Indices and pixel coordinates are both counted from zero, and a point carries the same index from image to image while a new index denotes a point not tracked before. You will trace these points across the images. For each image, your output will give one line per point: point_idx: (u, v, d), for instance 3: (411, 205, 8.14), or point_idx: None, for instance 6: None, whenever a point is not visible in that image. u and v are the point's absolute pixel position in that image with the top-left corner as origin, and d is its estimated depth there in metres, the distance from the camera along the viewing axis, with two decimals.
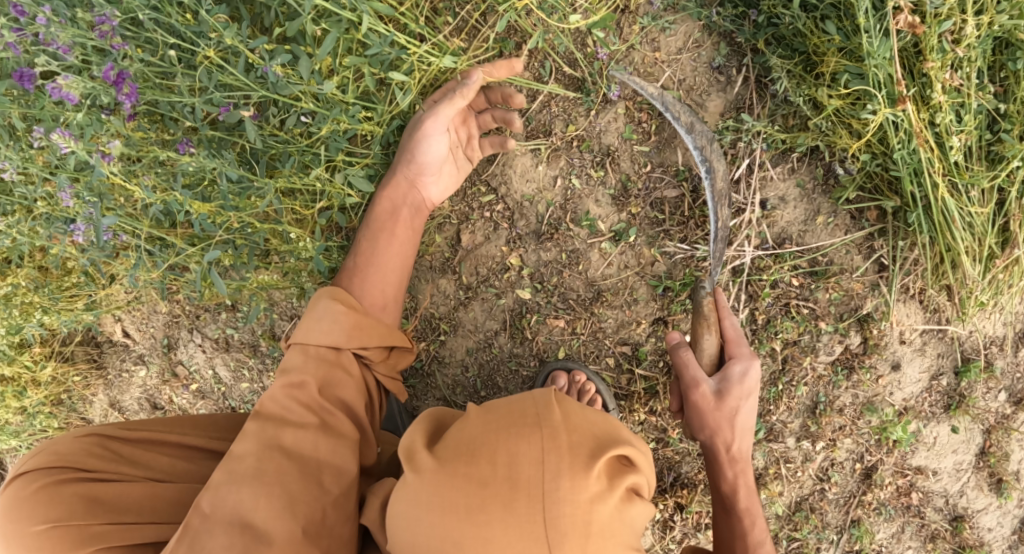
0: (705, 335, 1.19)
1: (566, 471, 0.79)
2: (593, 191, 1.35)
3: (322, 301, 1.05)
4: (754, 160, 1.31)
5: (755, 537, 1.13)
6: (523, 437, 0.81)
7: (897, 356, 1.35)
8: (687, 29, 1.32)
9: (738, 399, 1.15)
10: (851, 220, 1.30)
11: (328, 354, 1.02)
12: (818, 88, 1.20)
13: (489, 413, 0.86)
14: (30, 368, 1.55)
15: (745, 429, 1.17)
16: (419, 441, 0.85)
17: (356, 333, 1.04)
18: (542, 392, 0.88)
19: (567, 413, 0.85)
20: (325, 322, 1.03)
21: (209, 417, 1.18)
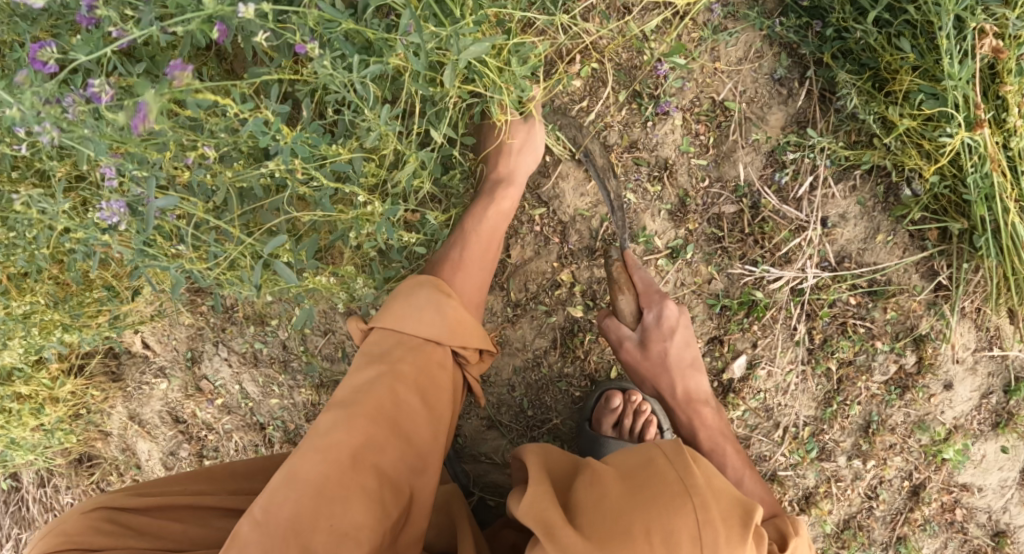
0: (620, 297, 1.21)
1: (723, 542, 0.79)
2: (650, 206, 1.30)
3: (423, 293, 1.05)
4: (816, 177, 1.28)
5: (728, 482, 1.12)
6: (672, 513, 0.80)
7: (950, 375, 1.34)
8: (748, 38, 1.28)
9: (661, 339, 1.18)
10: (910, 238, 1.28)
11: (425, 343, 1.03)
12: (890, 107, 1.17)
13: (629, 481, 0.84)
14: (47, 386, 1.48)
15: (684, 362, 1.19)
16: (557, 516, 0.82)
17: (457, 330, 1.05)
18: (673, 454, 0.87)
19: (707, 477, 0.84)
20: (425, 313, 1.04)
21: (225, 465, 1.13)
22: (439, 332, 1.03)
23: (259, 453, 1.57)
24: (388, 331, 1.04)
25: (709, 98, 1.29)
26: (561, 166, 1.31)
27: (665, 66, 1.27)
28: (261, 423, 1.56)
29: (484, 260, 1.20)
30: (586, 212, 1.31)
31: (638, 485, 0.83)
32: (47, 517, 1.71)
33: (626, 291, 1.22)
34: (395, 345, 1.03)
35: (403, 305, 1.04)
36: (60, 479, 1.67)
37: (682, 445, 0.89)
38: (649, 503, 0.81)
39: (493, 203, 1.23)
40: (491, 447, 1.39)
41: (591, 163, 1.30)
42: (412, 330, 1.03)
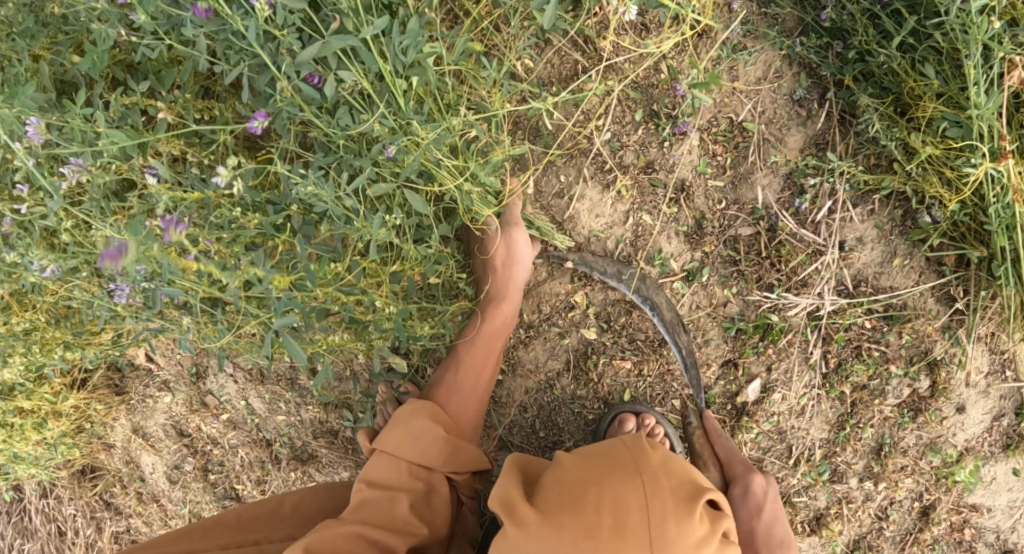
0: (705, 467, 1.22)
1: (670, 514, 0.81)
2: (665, 228, 1.29)
3: (420, 419, 1.14)
4: (835, 201, 1.26)
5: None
6: (621, 485, 0.83)
7: (962, 399, 1.33)
8: (767, 58, 1.26)
9: (744, 489, 1.18)
10: (927, 263, 1.26)
11: (421, 470, 1.12)
12: (912, 133, 1.16)
13: (586, 462, 0.88)
14: (50, 400, 1.46)
15: (768, 506, 1.17)
16: (517, 495, 0.85)
17: (451, 457, 1.13)
18: (630, 441, 0.91)
19: (661, 459, 0.87)
20: (422, 440, 1.12)
21: (218, 520, 1.22)
22: (434, 460, 1.12)
23: (265, 470, 1.55)
24: (386, 459, 1.12)
25: (727, 118, 1.27)
26: (576, 186, 1.29)
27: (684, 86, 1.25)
28: (267, 439, 1.54)
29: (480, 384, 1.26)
30: (602, 233, 1.29)
31: (594, 464, 0.87)
32: (50, 527, 1.70)
33: (711, 463, 1.22)
34: (392, 470, 1.11)
35: (400, 431, 1.13)
36: (63, 490, 1.67)
37: (640, 436, 0.92)
38: (601, 478, 0.84)
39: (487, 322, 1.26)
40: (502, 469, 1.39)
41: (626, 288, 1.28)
42: (410, 458, 1.11)
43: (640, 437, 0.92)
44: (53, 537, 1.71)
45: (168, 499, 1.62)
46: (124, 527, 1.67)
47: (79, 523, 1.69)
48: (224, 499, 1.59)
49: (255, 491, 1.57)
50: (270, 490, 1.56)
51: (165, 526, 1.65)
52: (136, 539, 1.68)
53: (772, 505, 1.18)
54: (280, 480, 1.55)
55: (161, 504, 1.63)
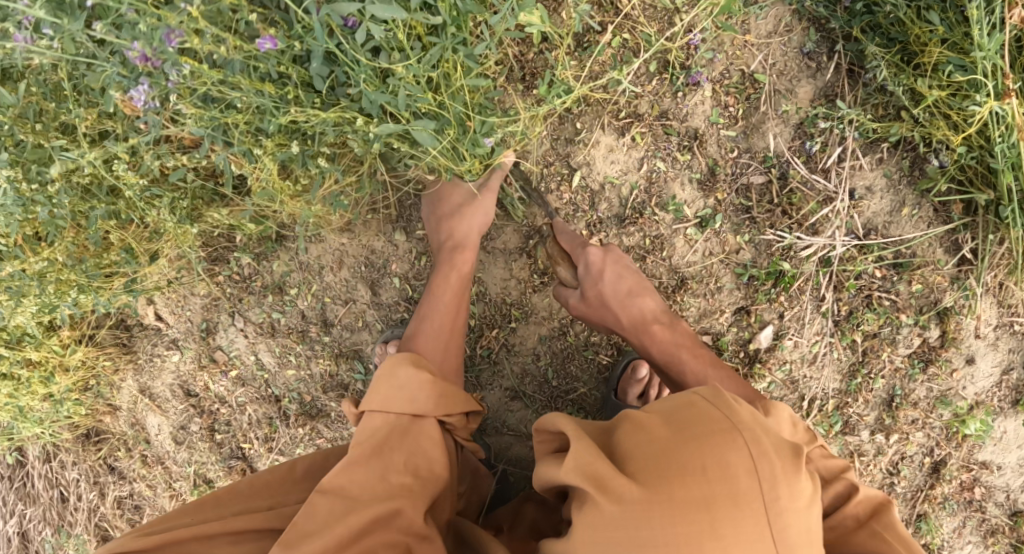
0: (559, 266, 1.24)
1: (781, 475, 0.76)
2: (679, 175, 1.31)
3: (403, 369, 1.09)
4: (845, 149, 1.29)
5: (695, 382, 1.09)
6: (723, 450, 0.76)
7: (972, 350, 1.34)
8: (777, 13, 1.29)
9: (605, 273, 1.18)
10: (935, 213, 1.29)
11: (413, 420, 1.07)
12: (919, 79, 1.19)
13: (672, 422, 0.80)
14: (58, 353, 1.44)
15: (642, 286, 1.18)
16: (605, 468, 0.78)
17: (442, 401, 1.09)
18: (711, 396, 0.83)
19: (752, 410, 0.81)
20: (408, 390, 1.08)
21: (229, 488, 1.15)
22: (424, 406, 1.07)
23: (273, 426, 1.54)
24: (377, 415, 1.07)
25: (739, 70, 1.31)
26: (591, 134, 1.32)
27: (702, 75, 1.29)
28: (276, 395, 1.53)
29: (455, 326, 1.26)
30: (616, 179, 1.32)
31: (681, 425, 0.80)
32: (53, 493, 1.68)
33: (562, 261, 1.24)
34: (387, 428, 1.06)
35: (387, 386, 1.09)
36: (67, 454, 1.64)
37: (719, 388, 0.85)
38: (698, 441, 0.77)
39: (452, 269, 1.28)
40: (516, 418, 1.39)
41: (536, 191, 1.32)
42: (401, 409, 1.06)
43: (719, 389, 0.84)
44: (55, 503, 1.69)
45: (172, 461, 1.60)
46: (127, 491, 1.64)
47: (82, 488, 1.66)
48: (231, 458, 1.57)
49: (262, 449, 1.55)
50: (277, 448, 1.55)
51: (168, 489, 1.61)
52: (139, 504, 1.65)
53: (614, 268, 1.18)
54: (288, 438, 1.54)
55: (166, 467, 1.61)
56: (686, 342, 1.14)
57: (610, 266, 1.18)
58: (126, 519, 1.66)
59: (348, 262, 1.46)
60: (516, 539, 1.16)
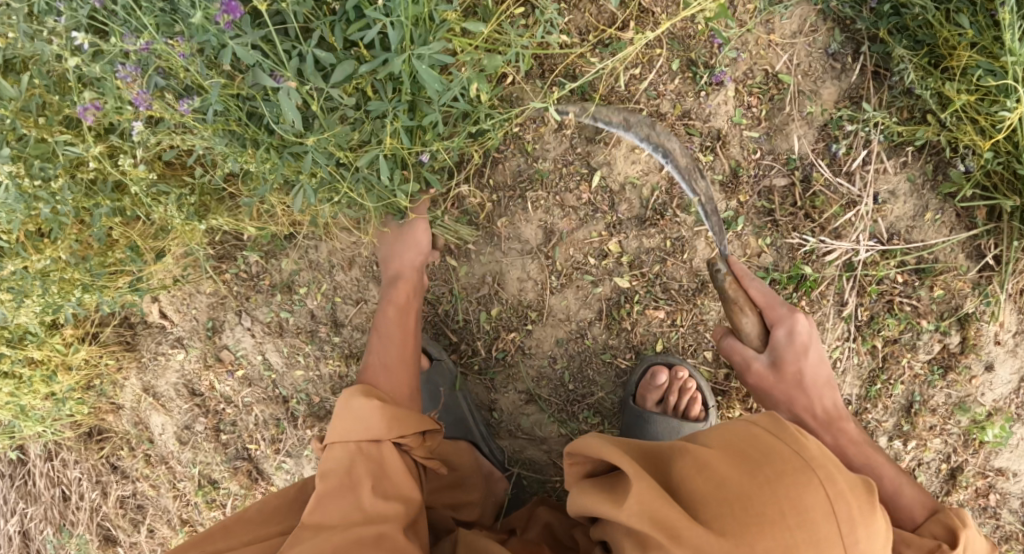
0: (744, 315, 1.17)
1: (858, 515, 0.76)
2: (701, 175, 1.29)
3: (353, 399, 1.09)
4: (870, 152, 1.28)
5: (887, 490, 1.06)
6: (800, 492, 0.76)
7: (991, 357, 1.32)
8: (803, 12, 1.27)
9: (796, 361, 1.15)
10: (957, 218, 1.28)
11: (370, 449, 1.06)
12: (947, 83, 1.18)
13: (742, 461, 0.80)
14: (61, 352, 1.40)
15: (823, 379, 1.16)
16: (676, 513, 0.78)
17: (395, 423, 1.08)
18: (774, 427, 0.83)
19: (820, 445, 0.81)
20: (359, 420, 1.07)
21: (237, 514, 1.12)
22: (377, 432, 1.07)
23: (280, 427, 1.51)
24: (336, 446, 1.07)
25: (763, 70, 1.28)
26: (611, 133, 1.29)
27: (726, 74, 1.26)
28: (284, 396, 1.50)
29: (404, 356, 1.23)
30: (637, 179, 1.30)
31: (752, 463, 0.79)
32: (55, 492, 1.64)
33: (748, 310, 1.18)
34: (348, 456, 1.06)
35: (341, 418, 1.08)
36: (69, 453, 1.60)
37: (777, 416, 0.85)
38: (774, 484, 0.77)
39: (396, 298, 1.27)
40: (531, 422, 1.37)
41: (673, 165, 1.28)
42: (356, 439, 1.07)
43: (779, 417, 0.85)
44: (57, 502, 1.65)
45: (177, 461, 1.56)
46: (130, 491, 1.61)
47: (84, 487, 1.62)
48: (237, 459, 1.54)
49: (269, 450, 1.52)
50: (285, 449, 1.52)
51: (172, 489, 1.58)
52: (142, 504, 1.61)
53: (816, 343, 1.16)
54: (296, 439, 1.51)
55: (170, 467, 1.57)
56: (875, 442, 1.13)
57: (815, 344, 1.16)
58: (129, 519, 1.62)
59: (359, 261, 1.43)
60: (528, 542, 1.15)
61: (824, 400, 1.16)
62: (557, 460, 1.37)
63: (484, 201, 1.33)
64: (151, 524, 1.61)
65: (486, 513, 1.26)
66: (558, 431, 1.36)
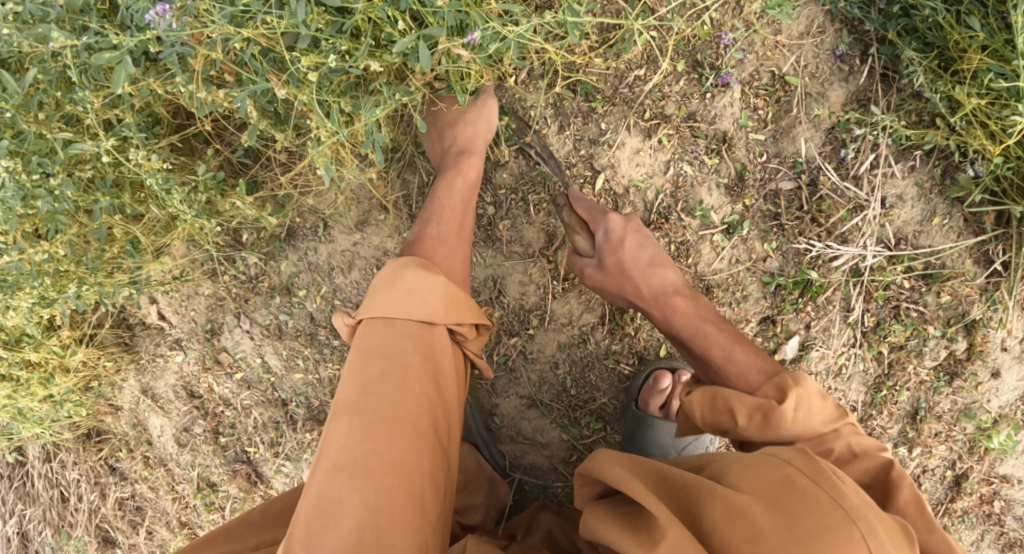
0: (577, 236, 1.18)
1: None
2: (706, 179, 1.27)
3: (409, 274, 1.00)
4: (877, 156, 1.26)
5: (718, 360, 1.03)
6: (841, 545, 0.72)
7: (998, 363, 1.31)
8: (810, 13, 1.25)
9: (619, 250, 1.12)
10: (965, 223, 1.26)
11: (421, 329, 0.97)
12: (957, 86, 1.15)
13: (779, 510, 0.75)
14: (58, 354, 1.38)
15: (659, 255, 1.13)
16: None
17: (452, 307, 1.00)
18: (810, 470, 0.79)
19: (860, 493, 0.77)
20: (414, 296, 0.98)
21: (239, 518, 1.10)
22: (433, 313, 0.98)
23: (280, 431, 1.50)
24: (379, 321, 0.98)
25: (770, 72, 1.26)
26: (615, 135, 1.28)
27: (732, 75, 1.24)
28: (283, 399, 1.48)
29: (462, 234, 1.18)
30: (642, 182, 1.28)
31: (790, 513, 0.75)
32: (53, 493, 1.63)
33: (579, 231, 1.19)
34: (393, 335, 0.97)
35: (391, 291, 0.99)
36: (67, 454, 1.59)
37: (812, 457, 0.81)
38: (815, 537, 0.73)
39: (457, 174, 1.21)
40: (532, 427, 1.35)
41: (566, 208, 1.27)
42: (408, 314, 0.97)
43: (815, 460, 0.80)
44: (55, 503, 1.63)
45: (176, 463, 1.55)
46: (129, 493, 1.59)
47: (82, 488, 1.61)
48: (235, 462, 1.52)
49: (268, 453, 1.51)
50: (284, 452, 1.50)
51: (171, 491, 1.56)
52: (140, 506, 1.60)
53: (635, 237, 1.12)
54: (295, 442, 1.50)
55: (169, 469, 1.56)
56: (710, 316, 1.09)
57: (632, 235, 1.12)
58: (128, 521, 1.61)
59: (359, 264, 1.41)
60: (530, 546, 1.13)
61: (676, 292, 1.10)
62: (559, 466, 1.36)
63: (486, 202, 1.31)
64: (150, 526, 1.60)
65: (489, 517, 1.24)
66: (560, 436, 1.35)
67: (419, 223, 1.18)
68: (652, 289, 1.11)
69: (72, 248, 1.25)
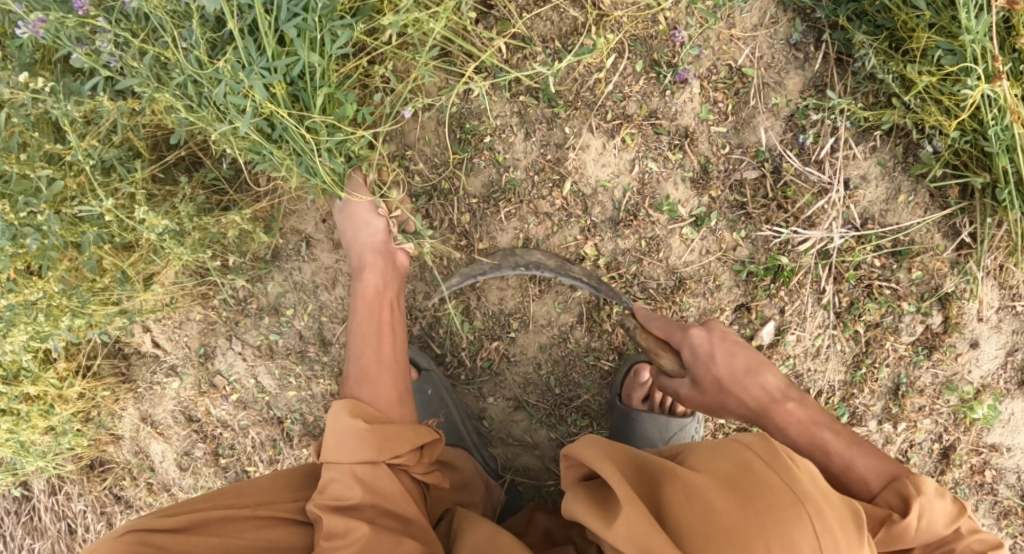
0: (660, 356, 1.13)
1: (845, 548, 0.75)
2: (671, 174, 1.30)
3: (341, 419, 1.05)
4: (837, 139, 1.28)
5: (837, 465, 0.98)
6: (788, 525, 0.75)
7: (975, 334, 1.33)
8: (762, 5, 1.28)
9: (704, 366, 1.09)
10: (931, 198, 1.28)
11: (364, 471, 1.02)
12: (908, 65, 1.18)
13: (733, 491, 0.79)
14: (56, 386, 1.42)
15: (754, 363, 1.08)
16: (662, 542, 0.78)
17: (385, 444, 1.04)
18: (768, 453, 0.82)
19: (811, 477, 0.79)
20: (349, 440, 1.03)
21: (251, 481, 1.09)
22: (369, 454, 1.03)
23: (277, 448, 1.53)
24: (330, 470, 1.03)
25: (726, 65, 1.29)
26: (579, 139, 1.31)
27: (689, 72, 1.27)
28: (279, 417, 1.52)
29: (385, 348, 1.16)
30: (608, 182, 1.31)
31: (741, 492, 0.79)
32: (61, 526, 1.66)
33: (661, 350, 1.14)
34: (340, 482, 1.02)
35: (330, 441, 1.04)
36: (72, 486, 1.63)
37: (771, 440, 0.84)
38: (763, 517, 0.75)
39: (366, 295, 1.21)
40: (520, 428, 1.38)
41: (542, 271, 1.29)
42: (348, 460, 1.03)
43: (775, 444, 0.83)
44: (63, 535, 1.67)
45: (178, 487, 1.59)
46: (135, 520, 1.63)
47: (89, 519, 1.65)
48: (236, 482, 1.56)
49: (267, 472, 1.54)
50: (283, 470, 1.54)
51: None
52: None
53: (723, 347, 1.09)
54: (293, 458, 1.53)
55: (172, 493, 1.59)
56: (821, 418, 1.04)
57: (721, 346, 1.08)
58: None
59: (343, 280, 1.45)
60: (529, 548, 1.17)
61: (729, 397, 1.07)
62: (551, 464, 1.38)
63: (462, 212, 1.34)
64: None
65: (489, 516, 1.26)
66: (548, 435, 1.38)
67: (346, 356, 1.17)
68: (712, 402, 1.08)
69: (64, 282, 1.27)
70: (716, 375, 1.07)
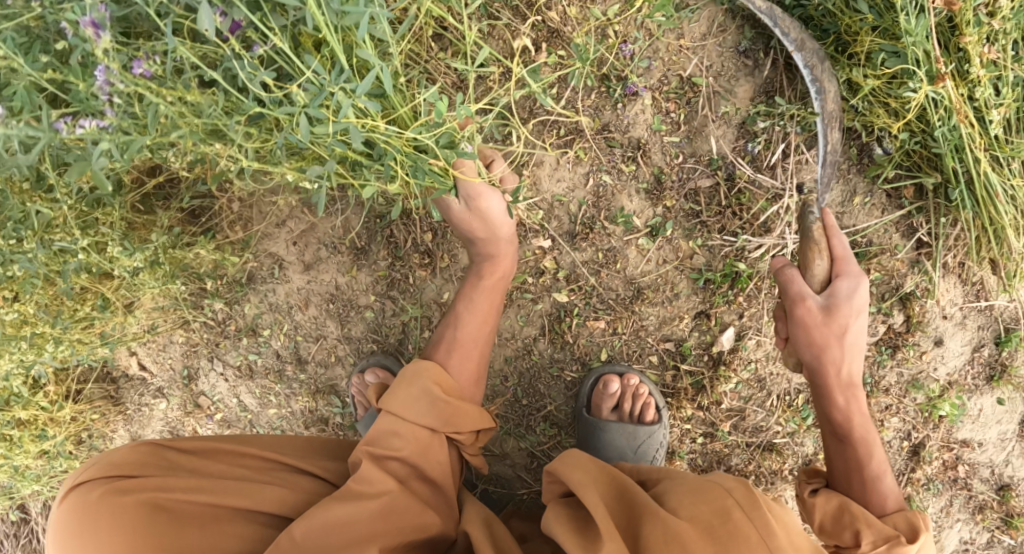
0: (817, 259, 1.12)
1: None
2: (626, 186, 1.32)
3: (422, 382, 1.14)
4: (788, 144, 1.29)
5: (873, 470, 1.10)
6: None
7: (939, 332, 1.33)
8: (709, 14, 1.29)
9: (847, 316, 1.11)
10: (888, 199, 1.29)
11: (425, 433, 1.12)
12: (853, 69, 1.19)
13: (716, 541, 0.84)
14: (46, 410, 1.49)
15: (855, 348, 1.13)
16: None
17: (452, 419, 1.14)
18: (747, 504, 0.88)
19: (784, 532, 0.86)
20: (423, 402, 1.13)
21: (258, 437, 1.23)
22: (434, 422, 1.12)
23: None
24: (392, 419, 1.12)
25: (676, 75, 1.30)
26: (534, 155, 1.33)
27: (638, 84, 1.29)
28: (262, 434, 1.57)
29: (481, 336, 1.27)
30: (564, 196, 1.33)
31: (722, 542, 0.84)
32: None
33: (823, 254, 1.13)
34: (398, 436, 1.10)
35: (406, 392, 1.14)
36: None
37: (753, 491, 0.90)
38: None
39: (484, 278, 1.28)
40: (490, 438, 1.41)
41: (824, 101, 1.18)
42: (416, 419, 1.12)
43: (755, 495, 0.89)
44: None
45: None
46: None
47: None
48: None
49: None
50: None
51: None
52: None
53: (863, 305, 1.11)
54: None
55: None
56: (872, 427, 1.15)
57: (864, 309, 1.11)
58: None
59: (314, 300, 1.49)
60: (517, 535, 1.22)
61: (847, 364, 1.13)
62: (522, 472, 1.41)
63: None
64: None
65: None
66: (517, 445, 1.40)
67: (446, 321, 1.27)
68: (823, 351, 1.12)
69: (44, 309, 1.30)
70: (855, 342, 1.13)
